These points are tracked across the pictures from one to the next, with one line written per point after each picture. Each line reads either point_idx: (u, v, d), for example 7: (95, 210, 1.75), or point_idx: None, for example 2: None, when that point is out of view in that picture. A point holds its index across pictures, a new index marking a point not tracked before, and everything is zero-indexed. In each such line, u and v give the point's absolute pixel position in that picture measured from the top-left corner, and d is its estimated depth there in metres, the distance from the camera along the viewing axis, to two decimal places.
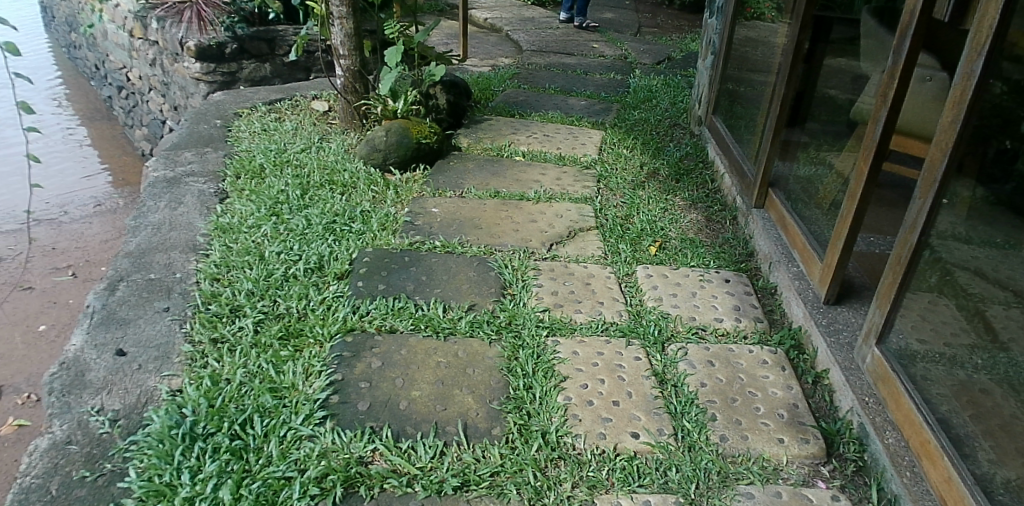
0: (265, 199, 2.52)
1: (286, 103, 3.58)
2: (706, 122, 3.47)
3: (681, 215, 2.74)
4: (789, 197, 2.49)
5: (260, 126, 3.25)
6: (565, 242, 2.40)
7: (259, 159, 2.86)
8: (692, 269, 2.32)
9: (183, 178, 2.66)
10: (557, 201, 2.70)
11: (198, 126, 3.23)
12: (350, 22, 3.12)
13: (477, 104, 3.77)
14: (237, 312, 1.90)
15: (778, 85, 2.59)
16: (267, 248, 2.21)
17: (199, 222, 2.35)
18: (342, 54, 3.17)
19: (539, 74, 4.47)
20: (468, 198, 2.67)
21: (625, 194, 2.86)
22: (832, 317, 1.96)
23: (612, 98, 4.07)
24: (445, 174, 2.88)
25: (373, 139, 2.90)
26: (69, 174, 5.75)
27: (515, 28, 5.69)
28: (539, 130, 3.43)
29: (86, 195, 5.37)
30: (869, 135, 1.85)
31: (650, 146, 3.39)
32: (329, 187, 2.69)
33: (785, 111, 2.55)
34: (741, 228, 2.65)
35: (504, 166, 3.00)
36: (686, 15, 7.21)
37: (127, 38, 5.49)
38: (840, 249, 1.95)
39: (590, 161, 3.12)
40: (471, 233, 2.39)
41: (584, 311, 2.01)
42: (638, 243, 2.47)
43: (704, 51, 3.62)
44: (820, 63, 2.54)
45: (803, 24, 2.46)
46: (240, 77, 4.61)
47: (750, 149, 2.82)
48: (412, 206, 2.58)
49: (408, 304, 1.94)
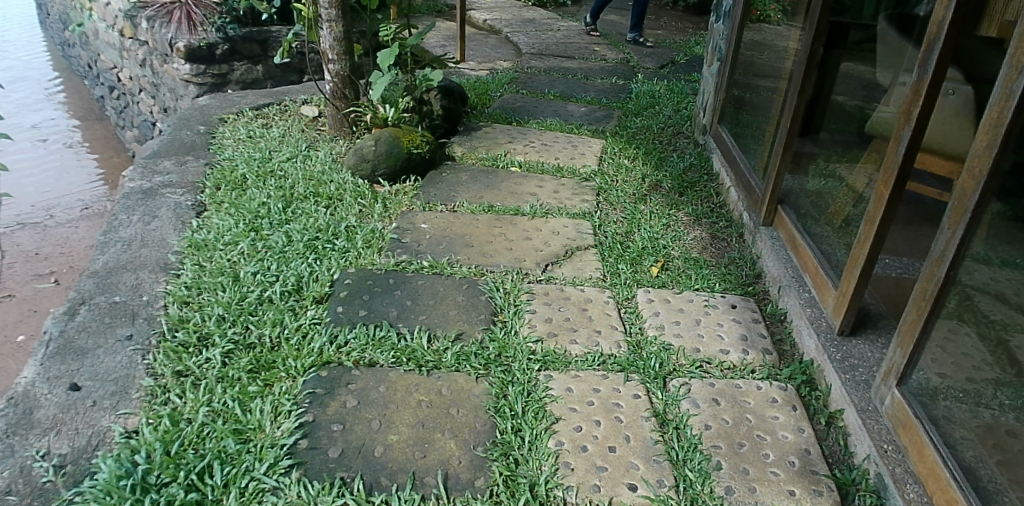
0: (244, 214, 2.39)
1: (275, 108, 3.44)
2: (711, 131, 3.31)
3: (684, 231, 2.60)
4: (800, 216, 2.34)
5: (245, 133, 3.12)
6: (561, 262, 2.25)
7: (242, 169, 2.72)
8: (696, 293, 2.18)
9: (160, 189, 2.52)
10: (554, 216, 2.55)
11: (180, 132, 3.09)
12: (340, 25, 2.97)
13: (473, 110, 3.64)
14: (206, 341, 1.76)
15: (789, 96, 2.41)
16: (242, 268, 2.07)
17: (173, 238, 2.21)
18: (331, 59, 3.03)
19: (538, 78, 4.33)
20: (460, 213, 2.53)
21: (625, 209, 2.72)
22: (847, 352, 1.82)
23: (613, 105, 3.93)
24: (437, 186, 2.74)
25: (361, 149, 2.77)
26: (58, 176, 5.60)
27: (516, 30, 5.56)
28: (537, 139, 3.29)
29: (75, 198, 5.24)
30: (890, 156, 1.70)
31: (653, 157, 3.25)
32: (314, 200, 2.55)
33: (798, 124, 2.37)
34: (747, 247, 2.51)
35: (499, 177, 2.86)
36: (690, 17, 7.08)
37: (117, 37, 5.35)
38: (857, 277, 1.80)
39: (590, 173, 2.98)
40: (462, 252, 2.25)
41: (580, 341, 1.87)
42: (638, 263, 2.33)
43: (709, 56, 3.46)
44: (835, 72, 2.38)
45: (818, 32, 2.29)
46: (231, 79, 4.48)
47: (758, 163, 2.67)
48: (400, 221, 2.45)
49: (391, 333, 1.80)
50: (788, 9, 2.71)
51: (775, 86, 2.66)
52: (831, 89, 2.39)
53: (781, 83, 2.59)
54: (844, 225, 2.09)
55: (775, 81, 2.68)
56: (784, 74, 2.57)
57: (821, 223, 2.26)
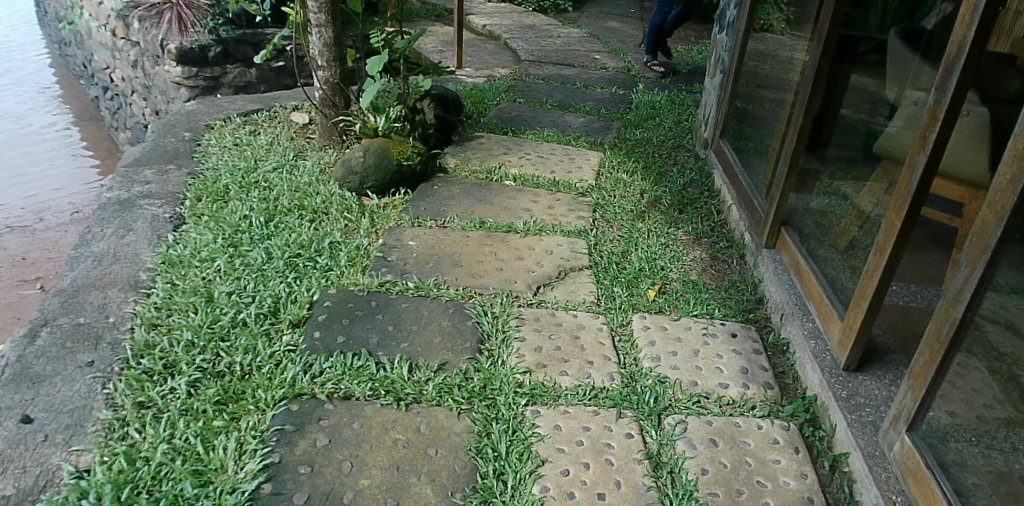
0: (224, 228, 2.28)
1: (264, 115, 3.34)
2: (713, 145, 3.20)
3: (683, 252, 2.49)
4: (804, 240, 2.24)
5: (232, 140, 3.02)
6: (554, 284, 2.14)
7: (225, 179, 2.62)
8: (695, 319, 2.07)
9: (137, 200, 2.42)
10: (548, 234, 2.44)
11: (164, 139, 2.98)
12: (330, 31, 2.86)
13: (468, 119, 3.54)
14: (172, 369, 1.66)
15: (795, 113, 2.29)
16: (216, 288, 1.97)
17: (147, 253, 2.11)
18: (320, 66, 2.93)
19: (537, 87, 4.23)
20: (450, 229, 2.42)
21: (623, 227, 2.61)
22: (853, 389, 1.72)
23: (613, 115, 3.82)
24: (428, 200, 2.64)
25: (349, 160, 2.67)
26: (50, 178, 5.50)
27: (516, 36, 5.47)
28: (533, 150, 3.19)
29: (65, 200, 5.13)
30: (904, 184, 1.59)
31: (652, 171, 3.15)
32: (298, 213, 2.45)
33: (805, 143, 2.25)
34: (749, 270, 2.41)
35: (492, 191, 2.76)
36: (693, 25, 6.99)
37: (110, 38, 5.26)
38: (865, 311, 1.70)
39: (587, 187, 2.88)
40: (450, 271, 2.14)
41: (571, 373, 1.76)
42: (635, 286, 2.22)
43: (711, 67, 3.35)
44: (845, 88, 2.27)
45: (826, 48, 2.17)
46: (224, 82, 4.38)
47: (762, 181, 2.56)
48: (387, 237, 2.34)
49: (370, 362, 1.69)
50: (790, 18, 2.63)
51: (780, 102, 2.56)
52: (840, 104, 2.28)
53: (787, 99, 2.48)
54: (852, 253, 1.98)
55: (780, 97, 2.58)
56: (790, 90, 2.46)
57: (827, 247, 2.15)
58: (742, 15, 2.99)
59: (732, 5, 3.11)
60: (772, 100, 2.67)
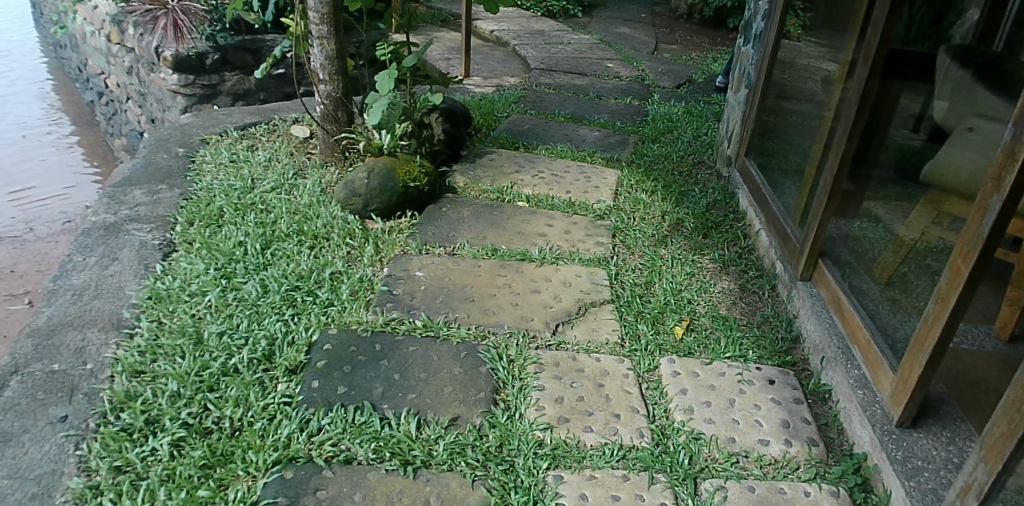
0: (218, 257, 2.12)
1: (262, 128, 3.19)
2: (736, 164, 3.03)
3: (710, 282, 2.33)
4: (845, 275, 2.07)
5: (228, 156, 2.86)
6: (574, 322, 1.97)
7: (220, 200, 2.46)
8: (728, 363, 1.90)
9: (124, 225, 2.25)
10: (565, 263, 2.27)
11: (156, 155, 2.82)
12: (332, 43, 2.70)
13: (477, 133, 3.38)
14: (155, 425, 1.50)
15: (836, 137, 2.10)
16: (206, 327, 1.80)
17: (132, 287, 1.95)
18: (322, 79, 2.76)
19: (548, 97, 4.06)
20: (460, 257, 2.26)
21: (644, 254, 2.44)
22: (910, 450, 1.54)
23: (628, 128, 3.66)
24: (436, 223, 2.47)
25: (352, 181, 2.50)
26: (44, 186, 5.33)
27: (524, 42, 5.31)
28: (547, 168, 3.02)
29: (58, 210, 4.96)
30: (972, 227, 1.42)
31: (672, 190, 2.98)
32: (297, 239, 2.29)
33: (846, 170, 2.07)
34: (782, 303, 2.24)
35: (504, 214, 2.59)
36: (705, 31, 6.83)
37: (105, 43, 5.10)
38: (924, 366, 1.53)
39: (604, 209, 2.72)
40: (461, 307, 1.98)
41: (596, 429, 1.59)
42: (660, 322, 2.06)
43: (735, 82, 3.18)
44: (891, 109, 2.09)
45: (873, 69, 1.95)
46: (222, 90, 4.23)
47: (796, 207, 2.40)
48: (394, 266, 2.18)
49: (374, 418, 1.53)
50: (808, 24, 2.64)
51: (819, 123, 2.40)
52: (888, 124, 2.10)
53: (828, 119, 2.30)
54: (913, 295, 1.80)
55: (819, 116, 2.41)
56: (831, 109, 2.29)
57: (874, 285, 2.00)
58: (770, 28, 2.82)
59: (759, 17, 2.95)
60: (811, 121, 2.50)
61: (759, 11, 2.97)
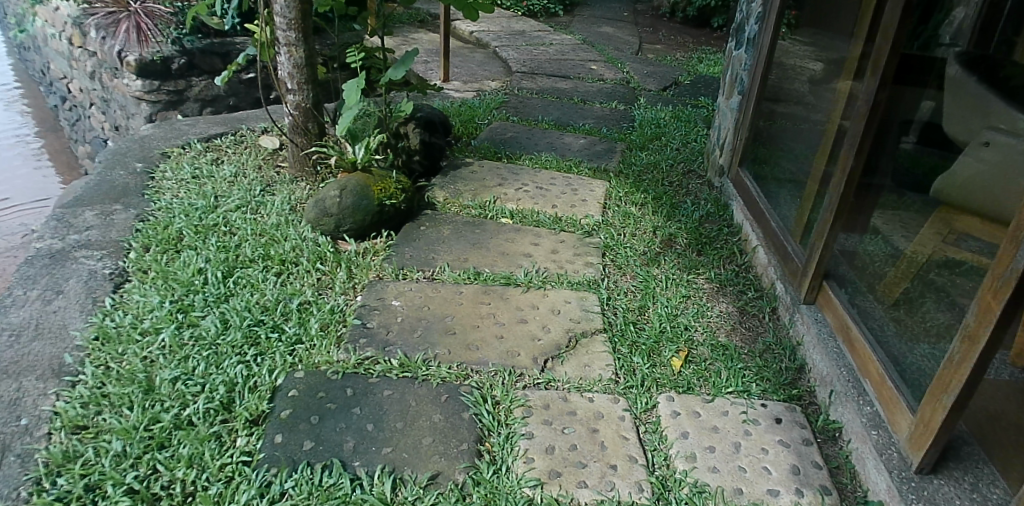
0: (174, 288, 1.94)
1: (229, 139, 3.00)
2: (730, 174, 2.91)
3: (708, 305, 2.20)
4: (853, 300, 1.95)
5: (191, 171, 2.67)
6: (564, 356, 1.82)
7: (179, 222, 2.27)
8: (732, 400, 1.78)
9: (72, 251, 2.05)
10: (553, 287, 2.13)
11: (112, 171, 2.61)
12: (301, 50, 2.51)
13: (457, 142, 3.23)
14: (96, 492, 1.32)
15: (843, 150, 1.96)
16: (159, 372, 1.62)
17: (77, 325, 1.75)
18: (291, 89, 2.57)
19: (530, 102, 3.91)
20: (440, 283, 2.10)
21: (637, 275, 2.30)
22: (931, 499, 1.42)
23: (614, 135, 3.52)
24: (414, 243, 2.31)
25: (323, 199, 2.32)
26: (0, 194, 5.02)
27: (505, 44, 5.15)
28: (531, 180, 2.87)
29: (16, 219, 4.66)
30: (1007, 259, 1.29)
31: (663, 202, 2.85)
32: (263, 264, 2.12)
33: (854, 186, 1.94)
34: (784, 328, 2.13)
35: (487, 232, 2.44)
36: (688, 30, 6.71)
37: (66, 46, 4.86)
38: (949, 408, 1.40)
39: (593, 225, 2.57)
40: (441, 342, 1.82)
41: (591, 484, 1.44)
42: (656, 354, 1.92)
43: (726, 87, 3.04)
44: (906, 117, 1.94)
45: (884, 78, 1.81)
46: (189, 96, 4.04)
47: (796, 223, 2.28)
48: (369, 294, 2.01)
49: (344, 479, 1.37)
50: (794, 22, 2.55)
51: (822, 133, 2.26)
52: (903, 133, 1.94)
53: (832, 130, 2.18)
54: (931, 324, 1.66)
55: (822, 127, 2.28)
56: (835, 120, 2.16)
57: (884, 307, 1.87)
58: (765, 32, 2.68)
59: (751, 20, 2.81)
60: (813, 131, 2.37)
61: (752, 13, 2.82)
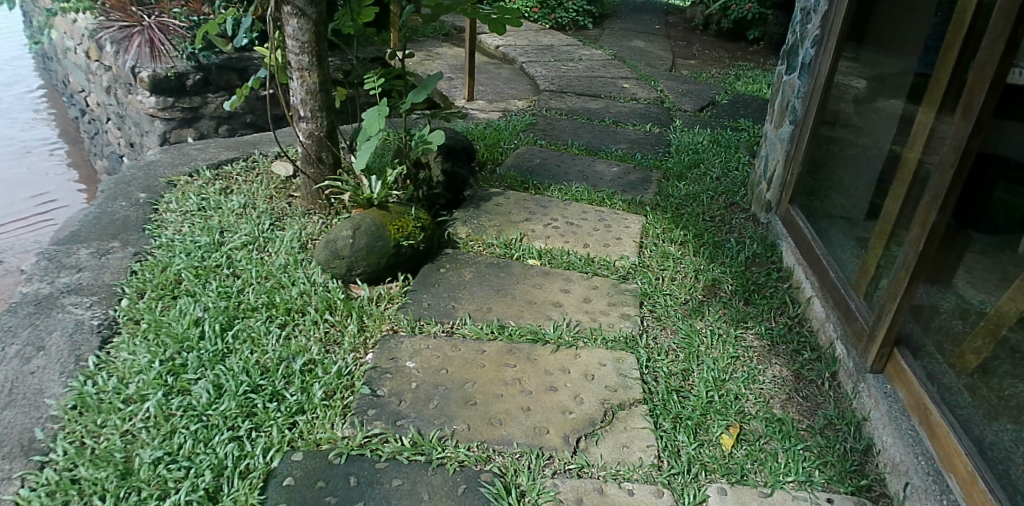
0: (166, 344, 1.75)
1: (240, 165, 2.83)
2: (779, 210, 2.65)
3: (759, 368, 1.96)
4: (931, 375, 1.68)
5: (197, 202, 2.50)
6: (600, 435, 1.60)
7: (179, 262, 2.10)
8: (791, 495, 1.54)
9: (59, 297, 1.89)
10: (586, 345, 1.90)
11: (113, 201, 2.46)
12: (315, 76, 2.32)
13: (482, 170, 3.02)
14: None
15: (923, 203, 1.68)
16: (140, 451, 1.44)
17: (54, 390, 1.57)
18: (303, 116, 2.39)
19: (559, 123, 3.69)
20: (461, 339, 1.88)
21: (679, 329, 2.07)
22: None
23: (650, 161, 3.29)
24: (433, 289, 2.10)
25: (334, 241, 2.12)
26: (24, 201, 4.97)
27: (533, 59, 4.95)
28: (560, 214, 2.65)
29: (39, 227, 4.60)
30: None
31: (705, 240, 2.61)
32: (267, 314, 1.93)
33: (936, 245, 1.65)
34: (847, 399, 1.88)
35: (512, 275, 2.22)
36: (722, 43, 6.46)
37: (84, 59, 4.76)
38: None
39: (628, 268, 2.34)
40: (460, 415, 1.60)
41: None
42: (703, 430, 1.69)
43: (777, 115, 2.79)
44: (999, 167, 1.65)
45: (980, 123, 1.53)
46: (205, 113, 3.92)
47: (861, 276, 2.02)
48: (381, 351, 1.81)
49: None
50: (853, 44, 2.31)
51: (896, 177, 1.99)
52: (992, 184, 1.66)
53: (906, 175, 1.89)
54: None
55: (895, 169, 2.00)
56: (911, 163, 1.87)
57: (959, 377, 1.66)
58: (823, 57, 2.41)
59: (807, 44, 2.55)
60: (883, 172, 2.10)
61: (808, 36, 2.56)
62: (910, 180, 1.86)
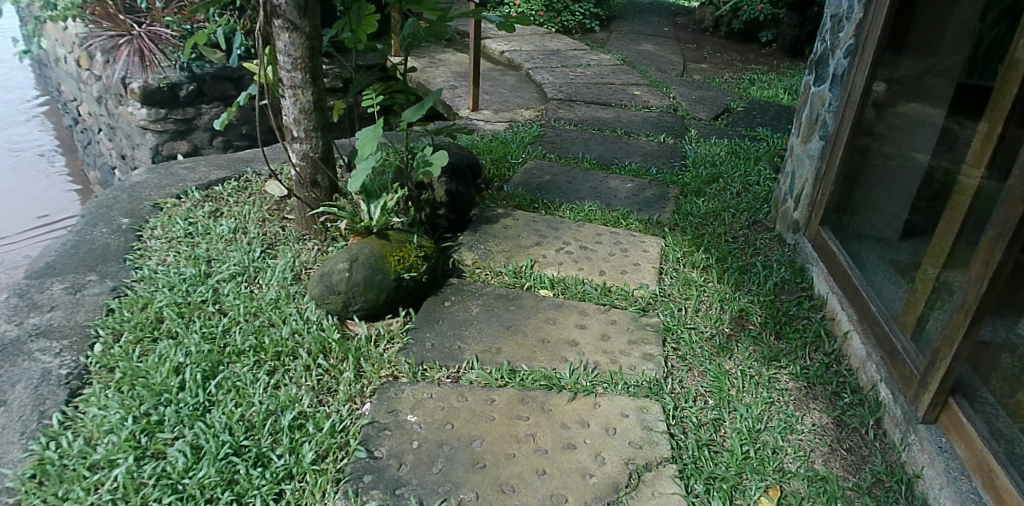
0: (142, 397, 1.58)
1: (232, 185, 2.66)
2: (808, 231, 2.47)
3: (797, 416, 1.77)
4: (995, 431, 1.48)
5: (184, 227, 2.33)
6: (625, 503, 1.42)
7: (161, 298, 1.92)
8: None
9: (26, 342, 1.72)
10: (606, 393, 1.72)
11: (93, 228, 2.29)
12: (308, 93, 2.15)
13: (488, 188, 2.85)
14: None
15: (988, 240, 1.49)
16: None
17: (12, 457, 1.41)
18: (297, 137, 2.22)
19: (568, 134, 3.52)
20: (469, 386, 1.71)
21: (707, 371, 1.89)
22: None
23: (665, 176, 3.11)
24: (437, 327, 1.93)
25: (329, 274, 1.94)
26: (21, 216, 4.83)
27: (539, 65, 4.77)
28: (573, 238, 2.48)
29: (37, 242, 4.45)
30: None
31: (729, 264, 2.42)
32: (254, 358, 1.75)
33: (1004, 288, 1.46)
34: (894, 451, 1.69)
35: (523, 309, 2.04)
36: (734, 45, 6.27)
37: (74, 67, 4.60)
38: None
39: (648, 298, 2.16)
40: (468, 481, 1.42)
41: None
42: (740, 492, 1.51)
43: (804, 128, 2.61)
44: None
45: None
46: (199, 124, 3.74)
47: (907, 312, 1.83)
48: (380, 402, 1.63)
49: None
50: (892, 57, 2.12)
51: (949, 205, 1.79)
52: None
53: (964, 205, 1.70)
54: None
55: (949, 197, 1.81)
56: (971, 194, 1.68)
57: None
58: (858, 69, 2.22)
59: (839, 54, 2.36)
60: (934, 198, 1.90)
61: (840, 45, 2.37)
62: (969, 212, 1.67)
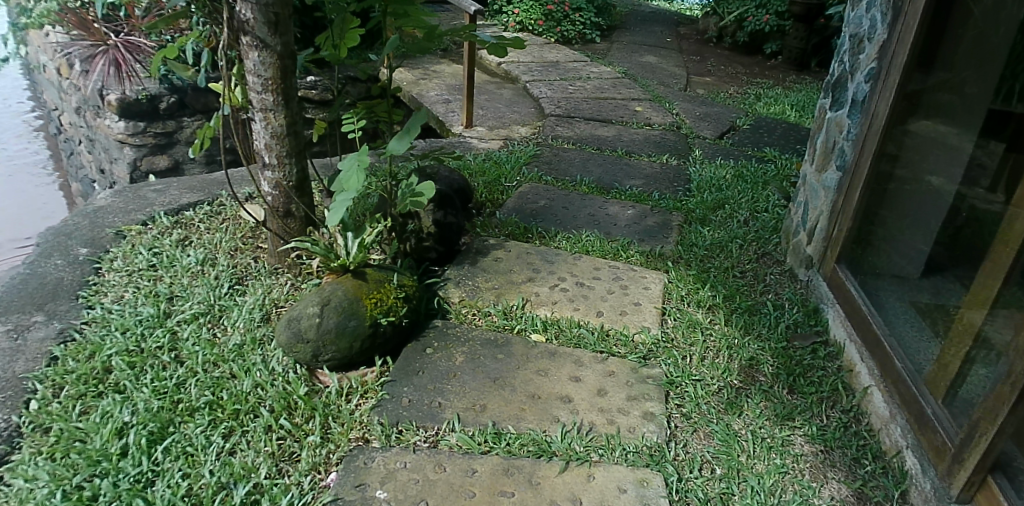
0: (76, 466, 1.40)
1: (204, 210, 2.48)
2: (822, 268, 2.28)
3: (814, 488, 1.59)
4: None
5: (147, 258, 2.15)
6: None
7: (111, 344, 1.74)
8: None
9: None
10: (601, 463, 1.54)
11: (48, 258, 2.11)
12: (280, 116, 1.97)
13: (480, 215, 2.67)
14: None
15: None
16: None
17: None
18: (269, 163, 2.03)
19: (566, 154, 3.34)
20: (447, 453, 1.53)
21: (714, 433, 1.70)
22: None
23: (668, 201, 2.93)
24: (417, 379, 1.75)
25: (297, 320, 1.76)
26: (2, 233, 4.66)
27: (537, 78, 4.60)
28: (568, 272, 2.30)
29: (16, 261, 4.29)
30: None
31: (737, 304, 2.24)
32: (210, 417, 1.57)
33: None
34: None
35: (512, 358, 1.86)
36: (737, 56, 6.10)
37: (55, 77, 4.43)
38: None
39: (649, 345, 1.98)
40: None
41: None
42: None
43: (819, 156, 2.43)
44: None
45: None
46: (180, 138, 3.57)
47: (938, 371, 1.64)
48: (347, 474, 1.45)
49: None
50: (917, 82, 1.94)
51: (987, 252, 1.60)
52: None
53: (1006, 254, 1.51)
54: None
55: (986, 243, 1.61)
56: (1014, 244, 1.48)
57: None
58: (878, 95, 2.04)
59: (860, 77, 2.18)
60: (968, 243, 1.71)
61: (860, 68, 2.19)
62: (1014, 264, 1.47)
